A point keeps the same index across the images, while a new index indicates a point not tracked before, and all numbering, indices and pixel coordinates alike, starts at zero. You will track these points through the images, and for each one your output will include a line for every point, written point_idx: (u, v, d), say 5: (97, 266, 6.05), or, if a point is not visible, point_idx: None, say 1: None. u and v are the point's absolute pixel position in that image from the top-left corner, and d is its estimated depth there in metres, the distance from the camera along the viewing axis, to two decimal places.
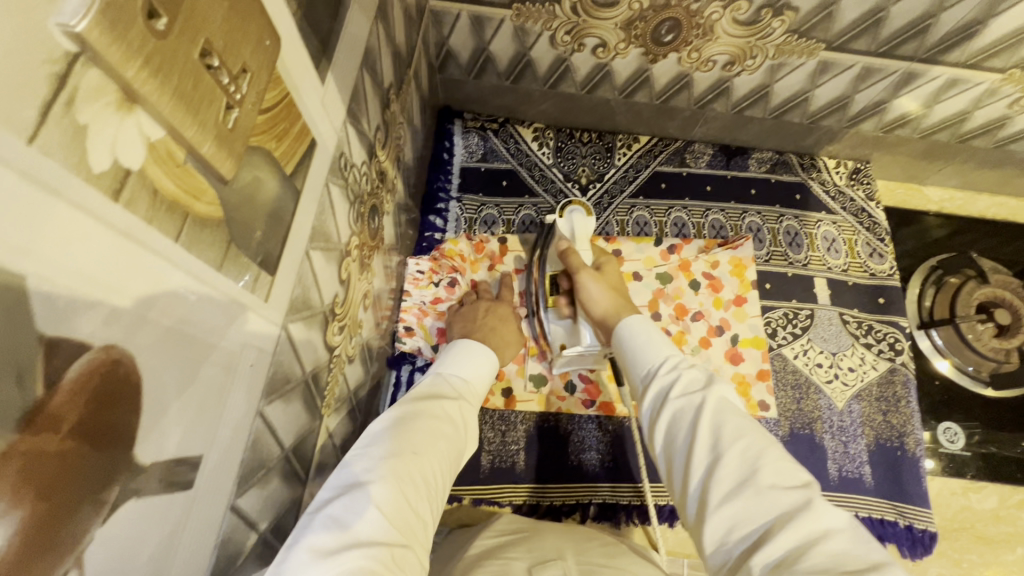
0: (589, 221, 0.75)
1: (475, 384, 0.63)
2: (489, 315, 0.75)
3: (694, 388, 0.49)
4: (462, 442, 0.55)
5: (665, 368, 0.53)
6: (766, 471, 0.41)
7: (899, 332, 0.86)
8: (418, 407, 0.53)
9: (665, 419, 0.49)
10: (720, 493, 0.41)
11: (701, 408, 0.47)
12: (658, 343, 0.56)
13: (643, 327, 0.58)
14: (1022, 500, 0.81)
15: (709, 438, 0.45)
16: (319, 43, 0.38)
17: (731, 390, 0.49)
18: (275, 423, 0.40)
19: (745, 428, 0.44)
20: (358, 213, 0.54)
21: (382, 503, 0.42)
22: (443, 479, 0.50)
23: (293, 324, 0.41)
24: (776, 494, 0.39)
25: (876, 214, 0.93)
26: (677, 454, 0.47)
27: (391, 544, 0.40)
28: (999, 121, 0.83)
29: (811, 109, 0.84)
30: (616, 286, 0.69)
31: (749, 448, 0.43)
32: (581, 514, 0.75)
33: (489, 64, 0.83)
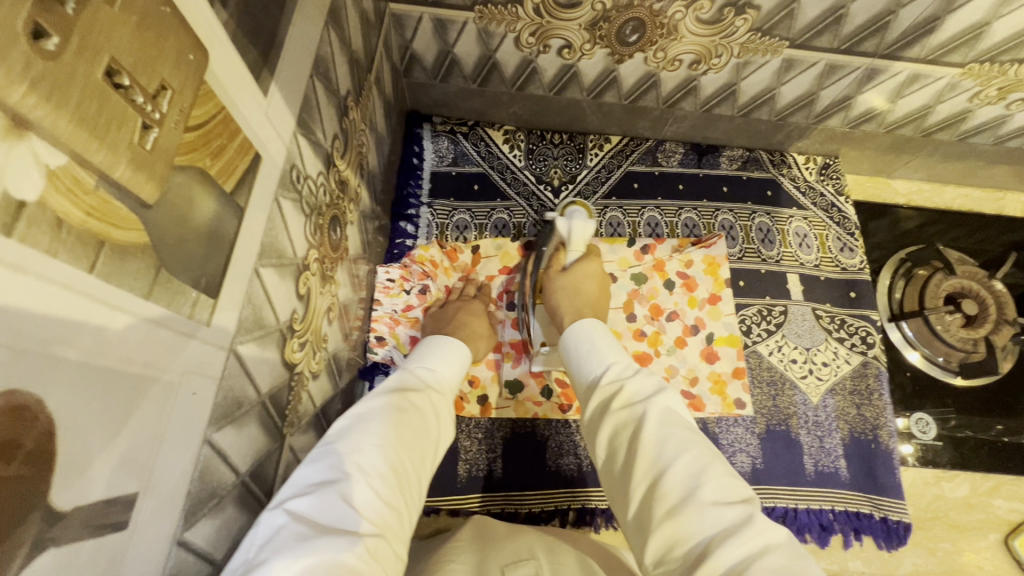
0: (589, 224, 0.77)
1: (444, 374, 0.62)
2: (461, 312, 0.77)
3: (637, 399, 0.49)
4: (434, 434, 0.54)
5: (607, 377, 0.53)
6: (708, 487, 0.41)
7: (870, 326, 0.87)
8: (383, 400, 0.52)
9: (607, 431, 0.49)
10: (663, 508, 0.41)
11: (642, 420, 0.47)
12: (602, 351, 0.57)
13: (588, 333, 0.60)
14: (992, 487, 0.82)
15: (650, 451, 0.44)
16: (259, 53, 0.37)
17: (677, 400, 0.49)
18: (226, 449, 0.38)
19: (686, 441, 0.44)
20: (316, 225, 0.52)
21: (347, 497, 0.41)
22: (415, 471, 0.49)
23: (243, 345, 0.39)
24: (717, 510, 0.39)
25: (846, 209, 0.94)
26: (619, 466, 0.47)
27: (360, 535, 0.39)
28: (961, 114, 0.84)
29: (778, 107, 0.84)
30: (575, 284, 0.73)
31: (692, 462, 0.43)
32: (560, 520, 0.75)
33: (455, 67, 0.82)
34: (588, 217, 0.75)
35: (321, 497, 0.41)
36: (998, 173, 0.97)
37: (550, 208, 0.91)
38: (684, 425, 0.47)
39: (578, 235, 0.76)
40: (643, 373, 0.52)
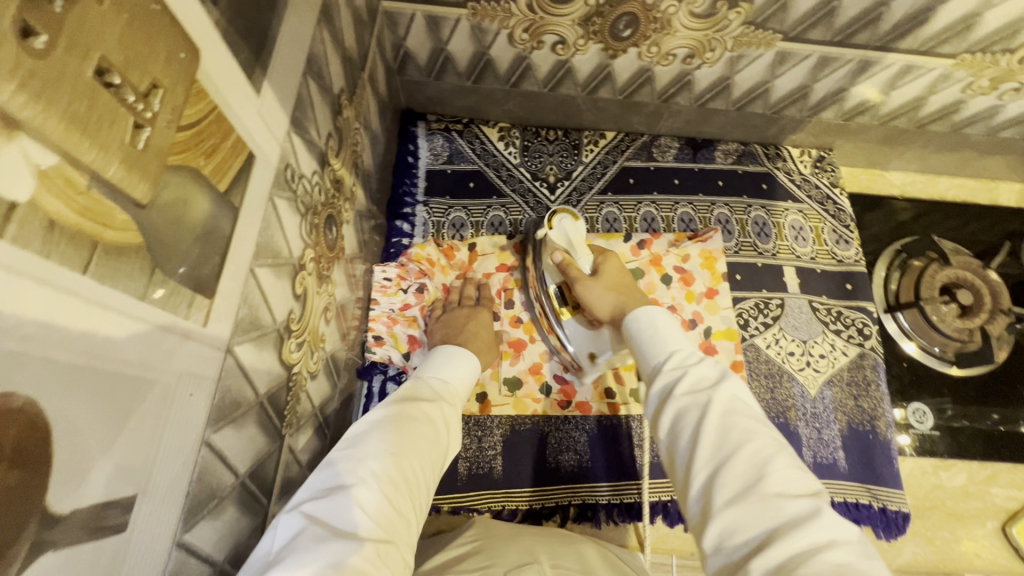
0: (579, 227, 0.76)
1: (455, 384, 0.62)
2: (469, 322, 0.75)
3: (701, 386, 0.49)
4: (445, 442, 0.54)
5: (670, 363, 0.53)
6: (772, 478, 0.41)
7: (866, 317, 0.87)
8: (397, 407, 0.52)
9: (668, 416, 0.49)
10: (726, 496, 0.41)
11: (706, 407, 0.47)
12: (665, 337, 0.56)
13: (650, 318, 0.59)
14: (990, 475, 0.82)
15: (714, 438, 0.44)
16: (251, 51, 0.37)
17: (743, 388, 0.49)
18: (225, 451, 0.38)
19: (751, 430, 0.44)
20: (311, 225, 0.52)
21: (360, 502, 0.42)
22: (425, 480, 0.49)
23: (240, 345, 0.39)
24: (782, 502, 0.39)
25: (841, 201, 0.94)
26: (680, 451, 0.46)
27: (371, 540, 0.40)
28: (954, 105, 0.84)
29: (773, 100, 0.84)
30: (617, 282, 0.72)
31: (756, 452, 0.43)
32: (560, 516, 0.75)
33: (448, 65, 0.82)
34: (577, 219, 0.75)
35: (334, 501, 0.42)
36: (991, 163, 0.97)
37: (547, 205, 0.91)
38: (748, 413, 0.47)
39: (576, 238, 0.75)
40: (705, 362, 0.52)
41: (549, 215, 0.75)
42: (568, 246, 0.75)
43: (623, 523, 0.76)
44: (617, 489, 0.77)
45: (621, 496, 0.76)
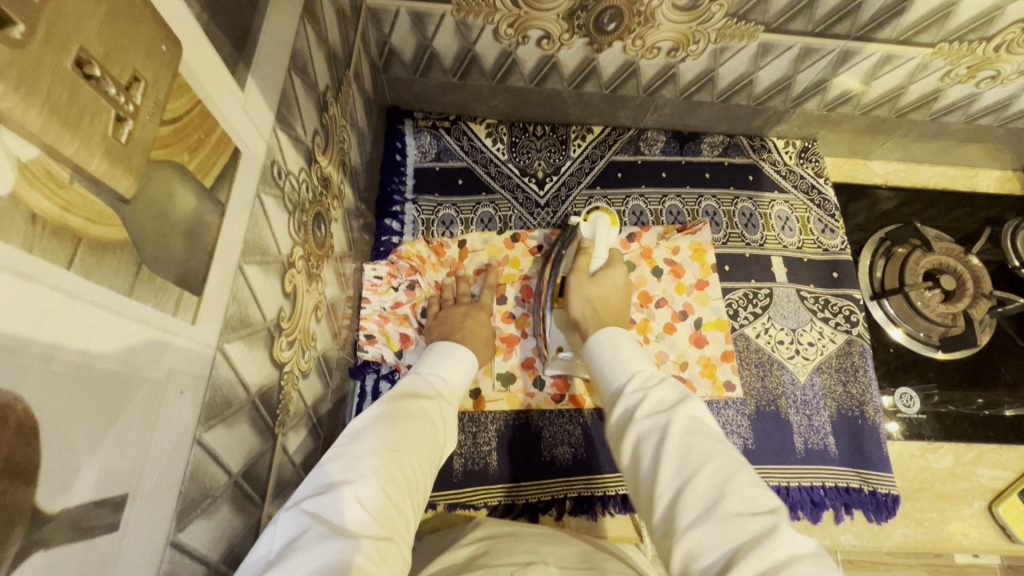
0: (612, 231, 0.78)
1: (454, 383, 0.62)
2: (467, 320, 0.75)
3: (662, 408, 0.50)
4: (443, 440, 0.54)
5: (632, 386, 0.54)
6: (732, 497, 0.41)
7: (853, 304, 0.89)
8: (397, 405, 0.52)
9: (631, 440, 0.49)
10: (688, 518, 0.41)
11: (666, 429, 0.47)
12: (626, 360, 0.58)
13: (611, 342, 0.61)
14: (976, 456, 0.84)
15: (674, 460, 0.45)
16: (233, 45, 0.36)
17: (702, 408, 0.50)
18: (217, 449, 0.38)
19: (711, 450, 0.45)
20: (299, 222, 0.52)
21: (360, 499, 0.42)
22: (424, 477, 0.49)
23: (230, 343, 0.39)
24: (742, 521, 0.39)
25: (826, 191, 0.96)
26: (643, 475, 0.47)
27: (370, 538, 0.39)
28: (933, 94, 0.85)
29: (756, 92, 0.85)
30: (602, 294, 0.73)
31: (717, 472, 0.43)
32: (557, 510, 0.75)
33: (434, 62, 0.82)
34: (613, 222, 0.77)
35: (334, 497, 0.41)
36: (970, 151, 0.99)
37: (536, 200, 0.91)
38: (709, 434, 0.47)
39: (602, 240, 0.78)
40: (666, 385, 0.53)
41: (586, 211, 0.79)
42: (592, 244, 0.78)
43: (620, 514, 0.76)
44: (613, 481, 0.77)
45: (617, 487, 0.76)
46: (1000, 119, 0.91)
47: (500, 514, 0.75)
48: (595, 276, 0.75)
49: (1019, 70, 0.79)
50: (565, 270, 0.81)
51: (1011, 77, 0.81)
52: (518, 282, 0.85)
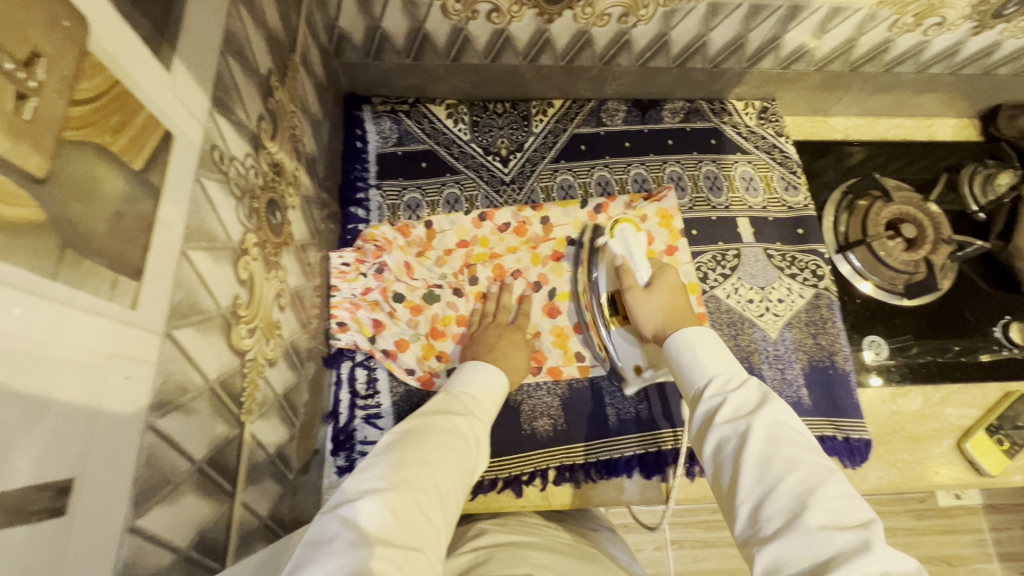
0: (640, 237, 0.78)
1: (485, 399, 0.65)
2: (501, 340, 0.76)
3: (743, 412, 0.51)
4: (474, 455, 0.58)
5: (711, 389, 0.55)
6: (817, 507, 0.41)
7: (819, 259, 0.90)
8: (431, 421, 0.56)
9: (711, 444, 0.51)
10: (770, 528, 0.42)
11: (749, 434, 0.48)
12: (706, 360, 0.58)
13: (691, 342, 0.61)
14: (944, 397, 0.86)
15: (756, 467, 0.46)
16: (153, 24, 0.36)
17: (786, 413, 0.50)
18: (174, 436, 0.38)
19: (795, 459, 0.45)
20: (250, 209, 0.51)
21: (392, 507, 0.46)
22: (456, 490, 0.53)
23: (180, 330, 0.38)
24: (828, 535, 0.39)
25: (787, 149, 0.97)
26: (725, 480, 0.48)
27: (401, 548, 0.43)
28: (884, 45, 0.86)
29: (711, 54, 0.85)
30: (670, 302, 0.70)
31: (802, 481, 0.43)
32: (541, 480, 0.77)
33: (386, 43, 0.81)
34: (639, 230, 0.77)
35: (367, 505, 0.46)
36: (926, 101, 1.00)
37: (501, 177, 0.91)
38: (796, 441, 0.47)
39: (636, 251, 0.77)
40: (748, 387, 0.53)
41: (611, 224, 0.78)
42: (629, 255, 0.77)
43: (602, 481, 0.78)
44: (594, 448, 0.78)
45: (598, 455, 0.78)
46: (950, 67, 0.92)
47: (484, 488, 0.76)
48: (649, 287, 0.73)
49: (964, 14, 0.80)
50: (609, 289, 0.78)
51: (957, 22, 0.82)
52: (489, 261, 0.85)
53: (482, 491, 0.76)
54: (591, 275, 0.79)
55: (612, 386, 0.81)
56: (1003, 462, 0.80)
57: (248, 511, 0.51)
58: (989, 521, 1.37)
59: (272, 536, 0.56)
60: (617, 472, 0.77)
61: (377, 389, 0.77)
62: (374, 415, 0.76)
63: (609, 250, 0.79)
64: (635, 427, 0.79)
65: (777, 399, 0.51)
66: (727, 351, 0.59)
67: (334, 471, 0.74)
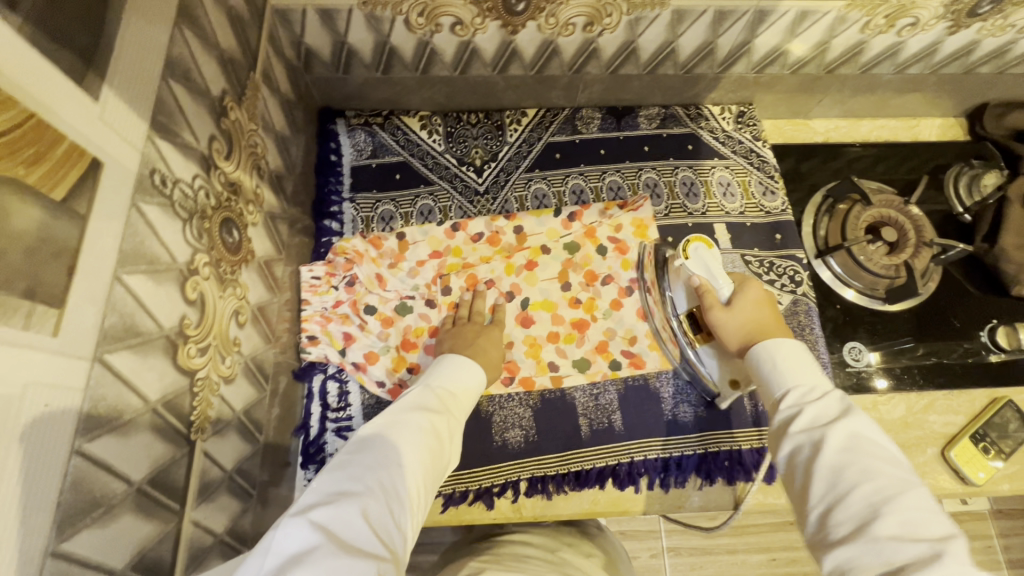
0: (714, 255, 0.79)
1: (459, 395, 0.67)
2: (480, 338, 0.77)
3: (820, 423, 0.54)
4: (447, 455, 0.59)
5: (790, 398, 0.59)
6: (890, 518, 0.45)
7: (797, 264, 0.89)
8: (412, 420, 0.57)
9: (787, 450, 0.54)
10: (844, 531, 0.46)
11: (824, 442, 0.52)
12: (786, 369, 0.62)
13: (773, 351, 0.64)
14: (929, 404, 0.84)
15: (831, 475, 0.50)
16: (75, 55, 0.36)
17: (866, 426, 0.52)
18: (108, 458, 0.38)
19: (872, 469, 0.48)
20: (201, 228, 0.51)
21: (367, 513, 0.47)
22: (426, 492, 0.54)
23: (114, 353, 0.39)
24: (897, 544, 0.43)
25: (765, 153, 0.95)
26: (798, 479, 0.52)
27: (373, 555, 0.44)
28: (858, 47, 0.84)
29: (682, 59, 0.84)
30: (753, 319, 0.72)
31: (876, 490, 0.47)
32: (512, 492, 0.77)
33: (354, 58, 0.81)
34: (713, 248, 0.78)
35: (342, 509, 0.46)
36: (909, 101, 0.98)
37: (475, 187, 0.91)
38: (875, 451, 0.50)
39: (711, 268, 0.78)
40: (827, 400, 0.56)
41: (684, 245, 0.78)
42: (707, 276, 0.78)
43: (575, 492, 0.77)
44: (565, 460, 0.78)
45: (570, 466, 0.77)
46: (929, 67, 0.89)
47: (455, 501, 0.76)
48: (732, 304, 0.74)
49: (938, 14, 0.78)
50: (688, 305, 0.80)
51: (932, 22, 0.79)
52: (462, 271, 0.85)
53: (453, 503, 0.76)
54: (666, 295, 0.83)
55: (585, 396, 0.81)
56: (989, 469, 0.78)
57: (201, 528, 0.51)
58: (997, 527, 1.35)
59: (231, 553, 0.57)
60: (587, 484, 0.77)
61: (348, 401, 0.77)
62: (345, 428, 0.76)
63: (684, 270, 0.80)
64: (608, 438, 0.79)
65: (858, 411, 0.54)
66: (808, 359, 0.62)
67: (304, 484, 0.73)
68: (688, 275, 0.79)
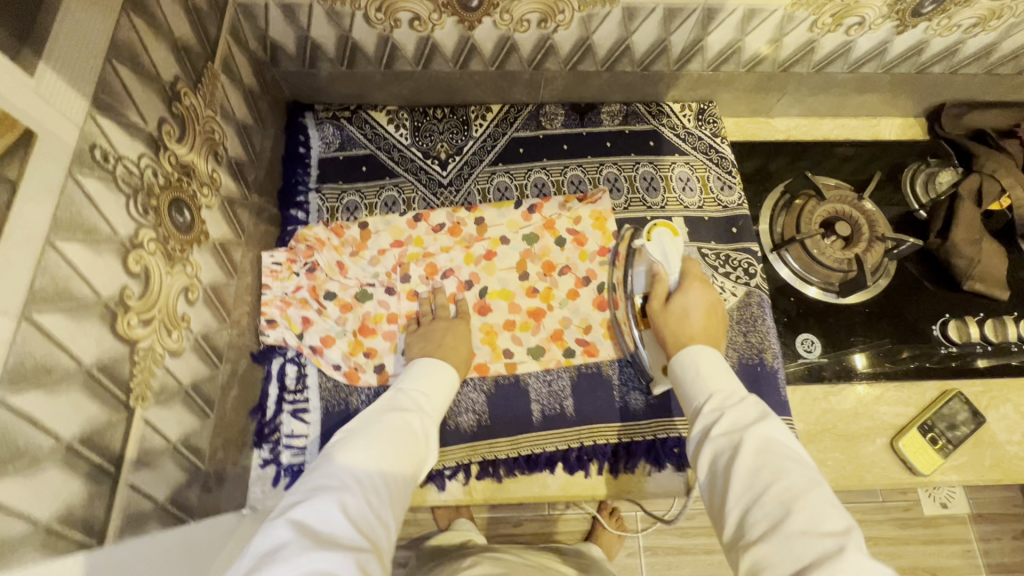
0: (677, 242, 0.85)
1: (433, 396, 0.71)
2: (449, 335, 0.79)
3: (738, 427, 0.58)
4: (423, 451, 0.64)
5: (712, 404, 0.63)
6: (799, 515, 0.48)
7: (751, 257, 0.91)
8: (383, 421, 0.63)
9: (708, 456, 0.58)
10: (759, 531, 0.49)
11: (740, 446, 0.56)
12: (707, 377, 0.66)
13: (695, 360, 0.69)
14: (879, 395, 0.86)
15: (746, 477, 0.53)
16: (9, 31, 0.39)
17: (778, 428, 0.57)
18: (35, 412, 0.41)
19: (783, 470, 0.52)
20: (147, 206, 0.54)
21: (345, 506, 0.52)
22: (404, 486, 0.59)
23: (44, 314, 0.42)
24: (807, 539, 0.46)
25: (724, 149, 0.98)
26: (717, 485, 0.56)
27: (353, 542, 0.49)
28: (808, 45, 0.86)
29: (638, 57, 0.87)
30: (678, 320, 0.76)
31: (787, 489, 0.50)
32: (464, 475, 0.78)
33: (318, 52, 0.84)
34: (676, 235, 0.84)
35: (320, 505, 0.51)
36: (867, 100, 1.00)
37: (439, 180, 0.94)
38: (785, 452, 0.54)
39: (670, 253, 0.84)
40: (745, 405, 0.60)
41: (648, 229, 0.85)
42: (664, 262, 0.84)
43: (525, 476, 0.79)
44: (516, 444, 0.79)
45: (521, 450, 0.79)
46: (882, 66, 0.91)
47: None
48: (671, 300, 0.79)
49: (882, 14, 0.80)
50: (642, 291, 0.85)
51: (878, 22, 0.81)
52: (422, 260, 0.88)
53: None
54: (626, 275, 0.87)
55: (538, 382, 0.83)
56: (936, 461, 0.79)
57: (139, 493, 0.53)
58: (976, 531, 1.35)
59: (174, 520, 0.59)
60: (537, 468, 0.78)
61: (306, 384, 0.79)
62: (302, 410, 0.79)
63: (645, 253, 0.86)
64: (559, 424, 0.80)
65: (772, 417, 0.58)
66: (725, 367, 0.67)
67: (259, 463, 0.76)
68: (647, 258, 0.85)
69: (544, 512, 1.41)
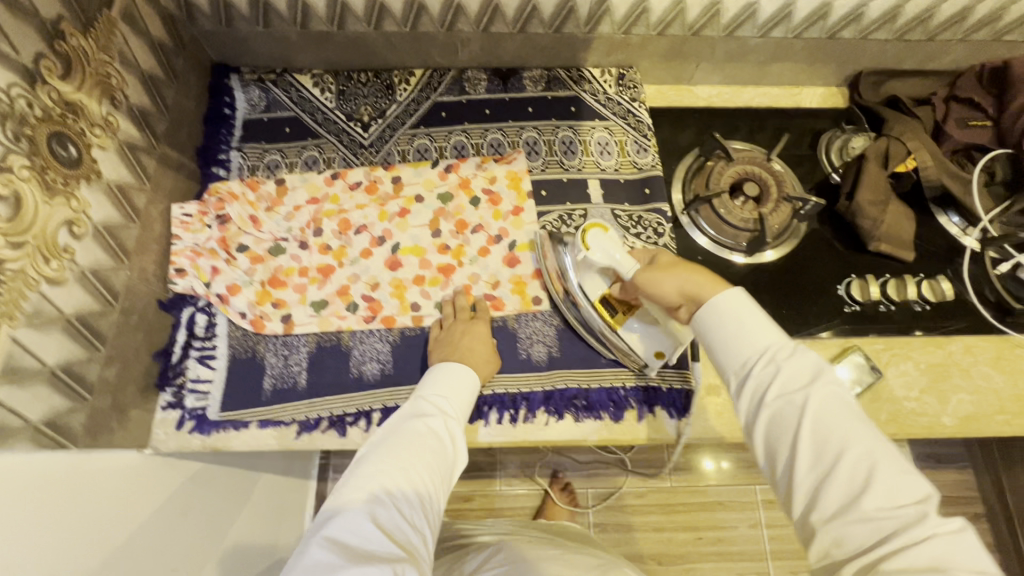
0: (612, 236, 0.75)
1: (455, 396, 0.71)
2: (465, 336, 0.79)
3: (796, 386, 0.54)
4: (450, 451, 0.65)
5: (763, 358, 0.56)
6: (877, 490, 0.46)
7: (661, 217, 0.92)
8: (408, 430, 0.64)
9: (765, 420, 0.54)
10: (831, 509, 0.48)
11: (804, 411, 0.52)
12: (755, 326, 0.58)
13: (734, 309, 0.60)
14: None
15: (812, 447, 0.50)
16: None
17: (838, 385, 0.53)
18: None
19: (848, 437, 0.49)
20: (19, 133, 0.57)
21: (374, 520, 0.54)
22: (435, 490, 0.61)
23: None
24: (885, 516, 0.45)
25: (642, 114, 0.99)
26: (778, 457, 0.53)
27: (388, 554, 0.51)
28: (713, 8, 0.89)
29: (546, 18, 0.90)
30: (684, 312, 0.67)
31: (858, 460, 0.48)
32: (365, 422, 0.80)
33: (232, 10, 0.87)
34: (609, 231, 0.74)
35: (347, 523, 0.53)
36: (785, 68, 1.02)
37: (360, 141, 0.96)
38: (846, 412, 0.51)
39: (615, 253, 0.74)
40: (800, 359, 0.55)
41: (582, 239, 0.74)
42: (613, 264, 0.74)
43: None
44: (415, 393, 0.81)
45: None
46: (791, 31, 0.93)
47: (306, 427, 0.80)
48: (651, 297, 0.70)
49: None
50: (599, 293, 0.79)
51: None
52: (336, 216, 0.90)
53: (306, 430, 0.80)
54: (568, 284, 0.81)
55: None
56: None
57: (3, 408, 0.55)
58: None
59: (48, 441, 0.61)
60: None
61: (214, 332, 0.82)
62: (208, 356, 0.81)
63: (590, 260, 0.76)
64: None
65: (828, 369, 0.54)
66: (764, 312, 0.60)
67: (162, 406, 0.78)
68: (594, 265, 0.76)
69: (494, 489, 1.41)
